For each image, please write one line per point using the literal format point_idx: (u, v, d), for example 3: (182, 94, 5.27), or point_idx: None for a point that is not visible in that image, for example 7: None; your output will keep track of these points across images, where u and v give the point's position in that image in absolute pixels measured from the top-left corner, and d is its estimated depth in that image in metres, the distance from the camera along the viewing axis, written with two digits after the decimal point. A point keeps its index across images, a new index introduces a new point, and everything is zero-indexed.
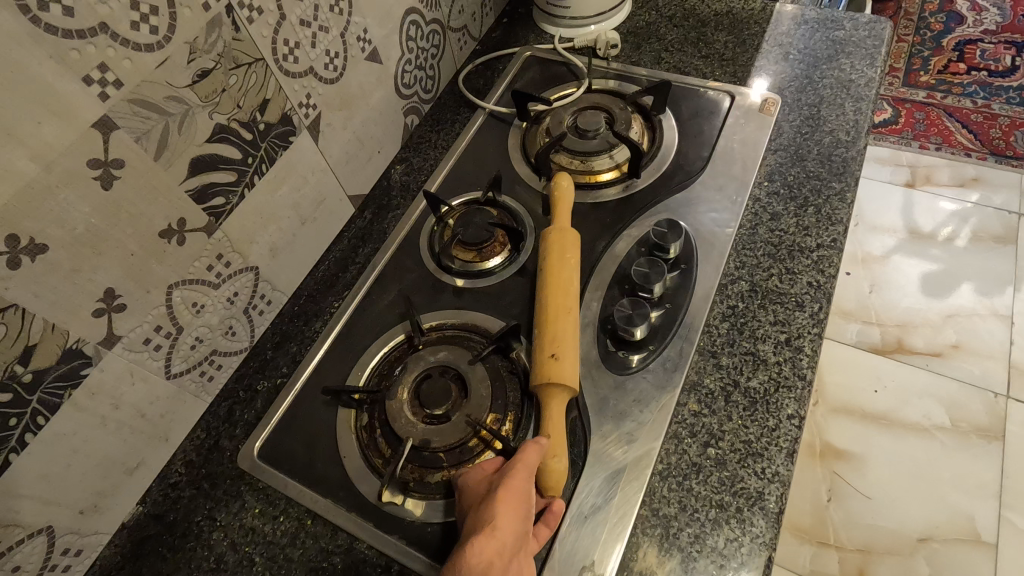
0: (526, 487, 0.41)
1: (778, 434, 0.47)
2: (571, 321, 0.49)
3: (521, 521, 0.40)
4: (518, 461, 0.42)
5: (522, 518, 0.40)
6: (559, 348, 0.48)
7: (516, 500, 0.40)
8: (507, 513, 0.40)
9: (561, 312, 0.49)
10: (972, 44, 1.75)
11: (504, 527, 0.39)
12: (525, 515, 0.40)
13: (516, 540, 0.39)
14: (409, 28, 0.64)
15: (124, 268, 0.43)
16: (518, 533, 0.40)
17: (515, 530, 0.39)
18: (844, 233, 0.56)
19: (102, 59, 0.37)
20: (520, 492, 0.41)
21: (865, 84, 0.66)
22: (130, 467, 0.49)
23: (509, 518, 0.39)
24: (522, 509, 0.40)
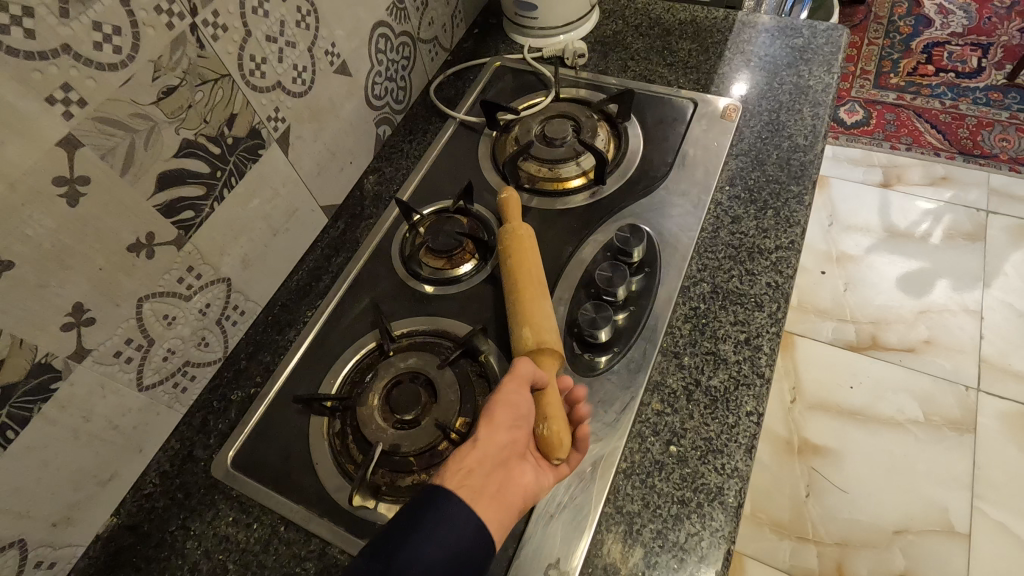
0: (514, 402, 0.43)
1: (737, 430, 0.48)
2: (531, 292, 0.51)
3: (505, 435, 0.41)
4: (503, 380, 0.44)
5: (508, 433, 0.42)
6: (521, 320, 0.50)
7: (504, 418, 0.42)
8: (492, 431, 0.41)
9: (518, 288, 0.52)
10: (939, 47, 1.80)
11: (489, 444, 0.41)
12: (511, 430, 0.42)
13: (500, 451, 0.41)
14: (378, 40, 0.66)
15: (93, 282, 0.44)
16: (503, 449, 0.41)
17: (498, 445, 0.41)
18: (801, 234, 0.58)
19: (65, 79, 0.38)
20: (508, 411, 0.42)
21: (823, 90, 0.69)
22: (104, 479, 0.50)
23: (492, 433, 0.41)
24: (510, 425, 0.42)
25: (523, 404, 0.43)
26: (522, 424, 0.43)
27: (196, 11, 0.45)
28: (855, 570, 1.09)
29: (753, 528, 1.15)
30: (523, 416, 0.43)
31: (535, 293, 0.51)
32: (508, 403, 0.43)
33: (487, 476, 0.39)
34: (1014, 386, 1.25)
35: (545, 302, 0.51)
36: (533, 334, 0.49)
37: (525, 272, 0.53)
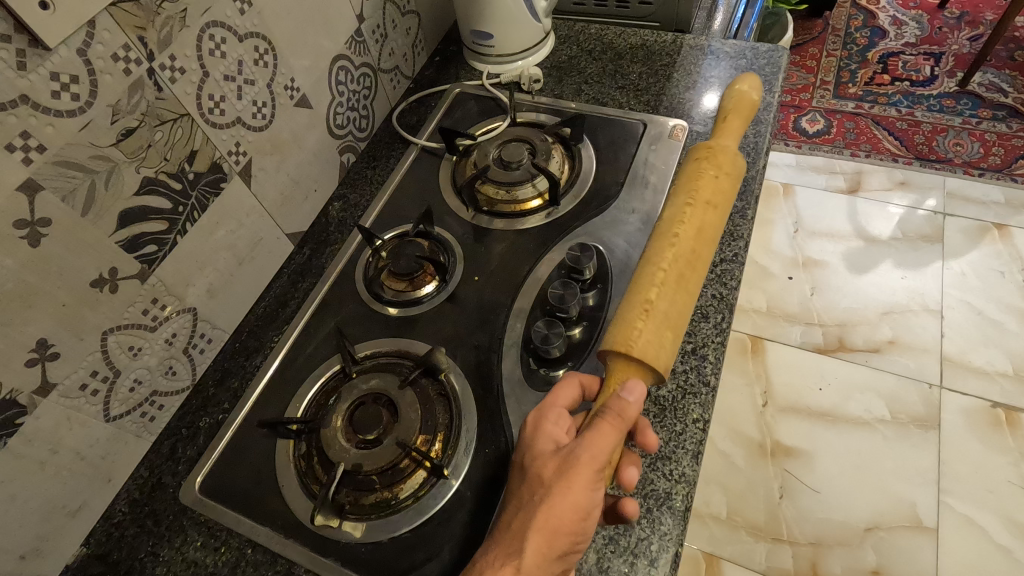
0: (580, 506, 0.41)
1: (684, 437, 0.51)
2: (676, 283, 0.46)
3: (560, 548, 0.41)
4: (574, 479, 0.41)
5: (567, 544, 0.41)
6: (645, 309, 0.45)
7: (565, 526, 0.41)
8: (549, 544, 0.41)
9: (680, 275, 0.47)
10: (894, 57, 1.87)
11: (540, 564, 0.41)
12: (560, 539, 0.41)
13: (554, 564, 0.41)
14: (338, 73, 0.68)
15: (57, 318, 0.46)
16: (555, 561, 0.41)
17: (551, 563, 0.41)
18: (744, 247, 0.61)
19: (24, 127, 0.40)
20: (571, 522, 0.41)
21: (765, 109, 0.72)
22: (73, 510, 0.51)
23: (544, 551, 0.41)
24: (572, 533, 0.41)
25: (578, 508, 0.41)
26: (585, 528, 0.42)
27: (153, 56, 0.47)
28: (828, 569, 1.12)
29: (730, 531, 1.18)
30: (587, 520, 0.42)
31: (677, 283, 0.46)
32: (574, 507, 0.41)
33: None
34: (975, 382, 1.30)
35: (685, 305, 0.46)
36: (648, 339, 0.44)
37: (693, 245, 0.48)
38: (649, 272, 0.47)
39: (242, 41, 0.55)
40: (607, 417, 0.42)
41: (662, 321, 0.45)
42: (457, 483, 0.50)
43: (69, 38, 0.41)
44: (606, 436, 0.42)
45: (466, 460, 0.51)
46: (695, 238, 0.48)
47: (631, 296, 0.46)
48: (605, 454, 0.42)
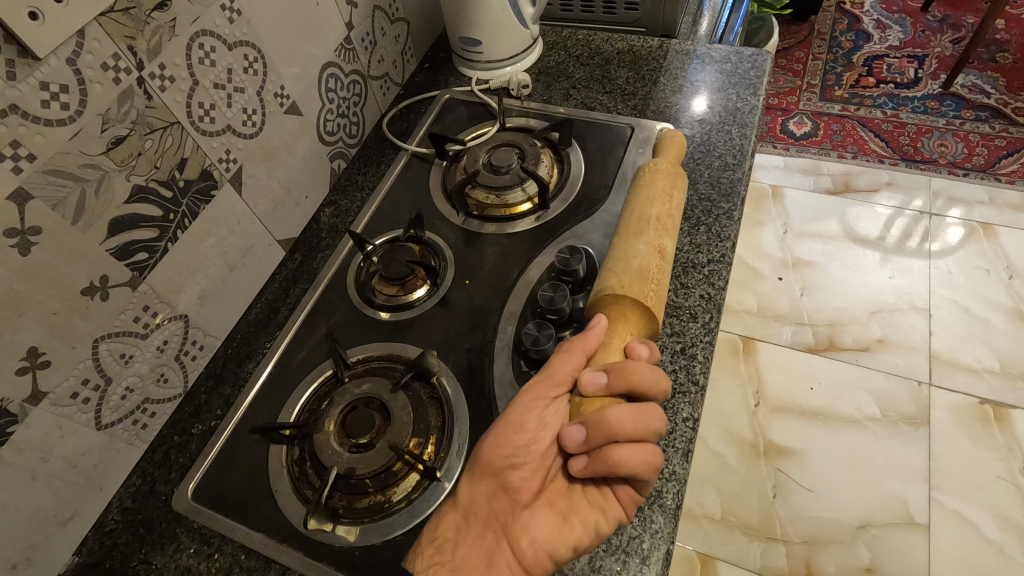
0: (513, 427, 0.46)
1: (673, 436, 0.51)
2: (622, 231, 0.54)
3: (491, 468, 0.45)
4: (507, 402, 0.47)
5: (499, 464, 0.45)
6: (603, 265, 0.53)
7: (492, 445, 0.46)
8: (478, 465, 0.46)
9: (626, 226, 0.54)
10: (878, 60, 1.90)
11: (470, 482, 0.46)
12: (490, 459, 0.45)
13: (491, 484, 0.45)
14: (328, 80, 0.69)
15: (48, 327, 0.46)
16: (489, 480, 0.45)
17: (485, 483, 0.45)
18: (731, 248, 0.62)
19: (15, 136, 0.41)
20: (499, 440, 0.45)
21: (749, 111, 0.73)
22: (64, 519, 0.51)
23: (470, 468, 0.46)
24: (502, 454, 0.45)
25: (515, 427, 0.46)
26: (518, 449, 0.46)
27: (142, 65, 0.47)
28: (822, 567, 1.12)
29: (724, 531, 1.18)
30: (518, 442, 0.46)
31: (625, 234, 0.54)
32: (503, 426, 0.46)
33: (478, 517, 0.45)
34: (963, 379, 1.31)
35: (635, 243, 0.52)
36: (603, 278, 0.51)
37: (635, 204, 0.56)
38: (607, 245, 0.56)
39: (231, 49, 0.55)
40: (565, 344, 0.49)
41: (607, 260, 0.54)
42: (450, 486, 0.50)
43: (58, 48, 0.42)
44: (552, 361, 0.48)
45: (459, 462, 0.51)
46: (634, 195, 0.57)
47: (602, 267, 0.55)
48: (545, 378, 0.47)
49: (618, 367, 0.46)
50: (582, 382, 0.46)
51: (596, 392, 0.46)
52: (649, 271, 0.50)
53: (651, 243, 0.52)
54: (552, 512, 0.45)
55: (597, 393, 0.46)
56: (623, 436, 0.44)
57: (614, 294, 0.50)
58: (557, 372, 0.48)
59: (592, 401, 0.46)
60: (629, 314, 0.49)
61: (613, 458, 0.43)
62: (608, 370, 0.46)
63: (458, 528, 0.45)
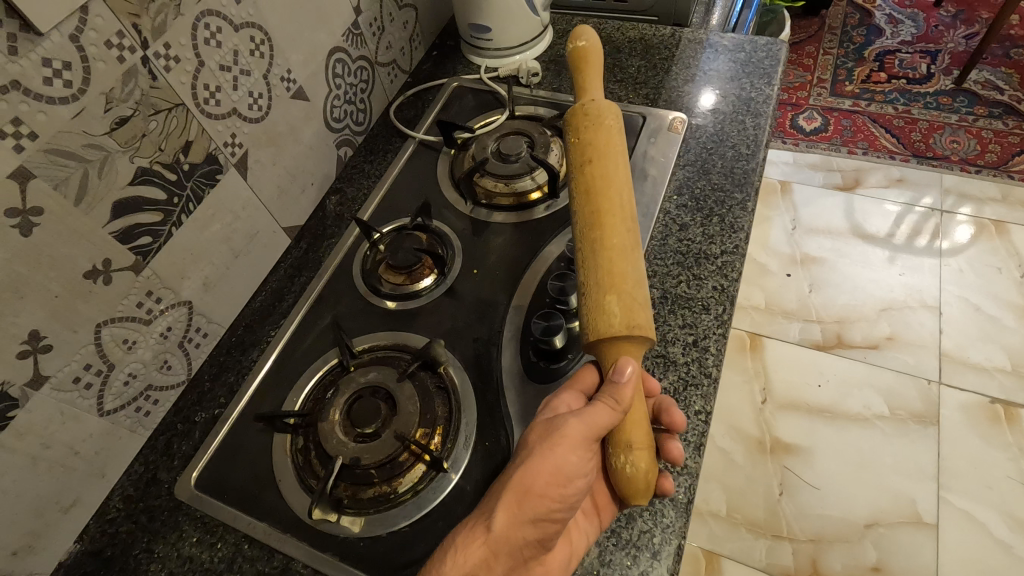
0: (559, 473, 0.42)
1: (686, 429, 0.50)
2: (619, 245, 0.46)
3: (531, 511, 0.41)
4: (559, 444, 0.42)
5: (540, 514, 0.41)
6: (607, 285, 0.44)
7: (539, 494, 0.41)
8: (520, 506, 0.41)
9: (623, 235, 0.46)
10: (890, 55, 1.88)
11: (510, 528, 0.41)
12: (534, 502, 0.41)
13: (527, 531, 0.41)
14: (335, 65, 0.68)
15: (49, 310, 0.45)
16: (526, 529, 0.41)
17: (523, 531, 0.41)
18: (745, 239, 0.61)
19: (16, 113, 0.40)
20: (546, 489, 0.41)
21: (764, 101, 0.72)
22: (65, 506, 0.50)
23: (515, 512, 0.41)
24: (547, 505, 0.41)
25: (563, 469, 0.42)
26: (564, 502, 0.42)
27: (147, 44, 0.46)
28: (828, 565, 1.11)
29: (729, 528, 1.17)
30: (565, 488, 0.42)
31: (625, 244, 0.46)
32: (553, 473, 0.41)
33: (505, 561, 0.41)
34: (973, 378, 1.30)
35: (638, 261, 0.46)
36: (623, 311, 0.44)
37: (616, 187, 0.48)
38: (589, 251, 0.46)
39: (237, 30, 0.54)
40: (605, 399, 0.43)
41: (598, 280, 0.45)
42: (457, 477, 0.49)
43: (61, 24, 0.41)
44: (608, 407, 0.43)
45: (465, 454, 0.50)
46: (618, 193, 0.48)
47: (585, 278, 0.46)
48: (599, 429, 0.43)
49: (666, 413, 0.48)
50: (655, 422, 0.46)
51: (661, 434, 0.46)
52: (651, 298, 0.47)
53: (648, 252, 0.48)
54: (563, 549, 0.44)
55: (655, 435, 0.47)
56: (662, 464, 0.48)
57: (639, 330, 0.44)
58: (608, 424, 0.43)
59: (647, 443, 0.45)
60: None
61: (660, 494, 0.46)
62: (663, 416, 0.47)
63: (488, 566, 0.40)
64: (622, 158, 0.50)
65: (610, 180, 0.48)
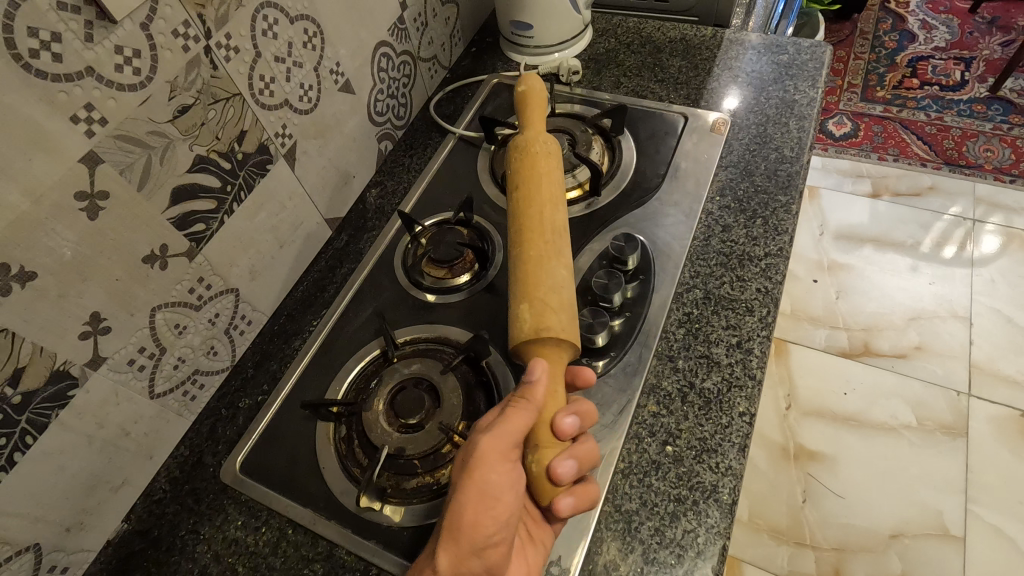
0: (487, 497, 0.41)
1: (730, 430, 0.50)
2: (537, 255, 0.48)
3: (468, 543, 0.40)
4: (479, 467, 0.41)
5: (478, 543, 0.41)
6: (522, 294, 0.47)
7: (471, 523, 0.41)
8: (456, 541, 0.40)
9: (542, 245, 0.49)
10: (924, 61, 1.85)
11: (455, 568, 0.40)
12: (470, 532, 0.40)
13: (471, 561, 0.41)
14: (380, 59, 0.68)
15: (110, 292, 0.46)
16: (470, 560, 0.41)
17: (468, 564, 0.41)
18: (789, 242, 0.60)
19: (88, 99, 0.41)
20: (476, 514, 0.41)
21: (808, 104, 0.71)
22: (116, 485, 0.51)
23: (453, 548, 0.40)
24: (483, 532, 0.41)
25: (490, 492, 0.41)
26: (498, 522, 0.41)
27: (209, 34, 0.47)
28: None
29: (751, 534, 1.16)
30: (497, 509, 0.41)
31: (542, 252, 0.48)
32: (479, 498, 0.41)
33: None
34: (1003, 391, 1.28)
35: (556, 268, 0.48)
36: (533, 316, 0.46)
37: (537, 201, 0.51)
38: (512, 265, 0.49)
39: (293, 22, 0.55)
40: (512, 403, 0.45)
41: (519, 290, 0.47)
42: None
43: (133, 12, 0.42)
44: (515, 414, 0.43)
45: None
46: (545, 211, 0.50)
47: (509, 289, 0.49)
48: (515, 438, 0.42)
49: (580, 409, 0.46)
50: (560, 424, 0.44)
51: (568, 434, 0.44)
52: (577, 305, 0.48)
53: (567, 261, 0.49)
54: (519, 564, 0.43)
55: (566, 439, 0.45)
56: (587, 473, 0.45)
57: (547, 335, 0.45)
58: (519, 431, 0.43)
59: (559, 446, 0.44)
60: (561, 354, 0.47)
61: (592, 494, 0.45)
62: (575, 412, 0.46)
63: None
64: (552, 183, 0.53)
65: (536, 200, 0.51)
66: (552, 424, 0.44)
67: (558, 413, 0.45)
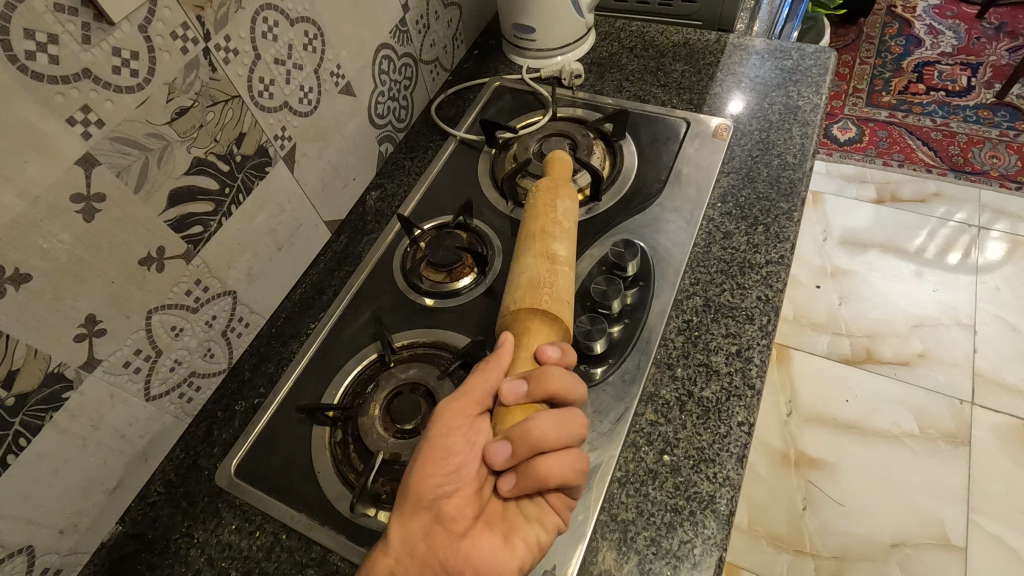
0: (436, 449, 0.41)
1: (728, 440, 0.50)
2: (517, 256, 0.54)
3: (421, 499, 0.40)
4: (430, 424, 0.42)
5: (429, 495, 0.40)
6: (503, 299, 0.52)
7: (418, 475, 0.41)
8: (406, 495, 0.41)
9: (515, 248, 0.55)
10: (930, 66, 1.84)
11: (407, 525, 0.40)
12: (420, 486, 0.40)
13: (424, 520, 0.40)
14: (382, 62, 0.68)
15: (106, 294, 0.46)
16: (422, 516, 0.40)
17: (419, 522, 0.40)
18: (791, 250, 0.60)
19: (85, 101, 0.40)
20: (425, 468, 0.41)
21: (812, 110, 0.71)
22: (110, 487, 0.51)
23: (403, 505, 0.40)
24: (431, 484, 0.40)
25: (439, 443, 0.41)
26: (447, 475, 0.41)
27: (209, 36, 0.47)
28: None
29: (750, 541, 1.16)
30: (447, 465, 0.41)
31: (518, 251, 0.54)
32: (428, 451, 0.41)
33: (416, 562, 0.39)
34: (1007, 399, 1.27)
35: (525, 259, 0.52)
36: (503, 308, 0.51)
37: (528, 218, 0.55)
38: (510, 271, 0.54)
39: (293, 25, 0.55)
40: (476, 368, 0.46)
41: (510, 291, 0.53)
42: None
43: (131, 14, 0.41)
44: (472, 375, 0.45)
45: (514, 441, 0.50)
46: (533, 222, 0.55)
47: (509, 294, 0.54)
48: (468, 392, 0.44)
49: (538, 373, 0.44)
50: (500, 393, 0.44)
51: (516, 402, 0.44)
52: (543, 280, 0.50)
53: (538, 252, 0.52)
54: (490, 533, 0.41)
55: (520, 403, 0.44)
56: (549, 446, 0.42)
57: (510, 313, 0.50)
58: (474, 388, 0.44)
59: (515, 411, 0.43)
60: (532, 325, 0.48)
61: (545, 468, 0.41)
62: (528, 377, 0.44)
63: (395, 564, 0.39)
64: (550, 204, 0.56)
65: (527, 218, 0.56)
66: (500, 393, 0.44)
67: (510, 378, 0.45)
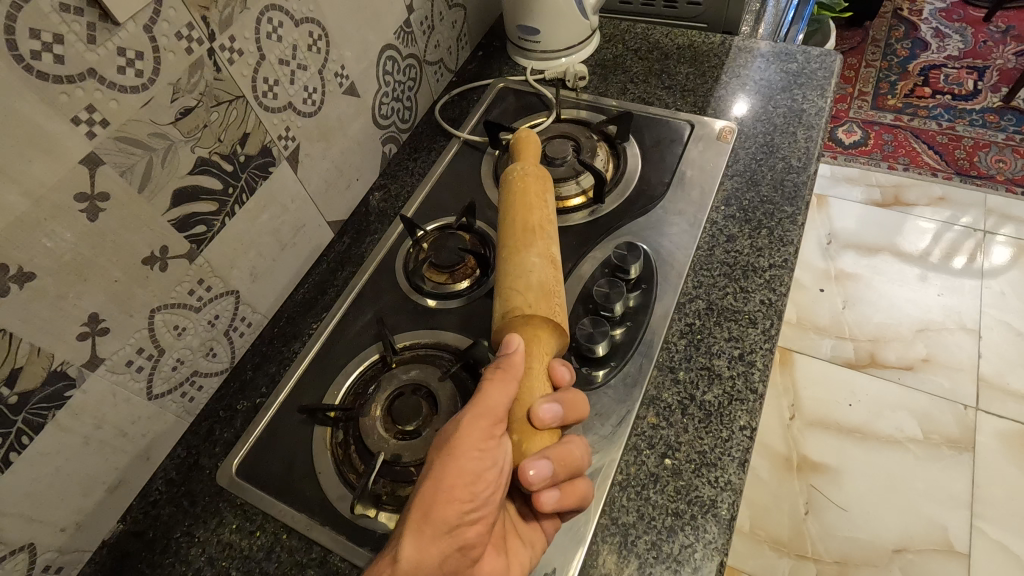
0: (467, 473, 0.39)
1: (731, 444, 0.49)
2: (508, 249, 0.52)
3: (445, 524, 0.38)
4: (457, 444, 0.39)
5: (453, 520, 0.38)
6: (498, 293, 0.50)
7: (444, 498, 0.38)
8: (428, 519, 0.38)
9: (511, 240, 0.53)
10: (936, 69, 1.84)
11: (423, 550, 0.37)
12: (446, 511, 0.38)
13: (444, 545, 0.38)
14: (386, 62, 0.68)
15: (109, 293, 0.46)
16: (443, 542, 0.38)
17: (439, 548, 0.38)
18: (794, 253, 0.59)
19: (90, 101, 0.40)
20: (454, 492, 0.38)
21: (817, 114, 0.71)
22: (112, 486, 0.51)
23: (423, 529, 0.38)
24: (457, 508, 0.38)
25: (469, 466, 0.39)
26: (474, 500, 0.39)
27: (214, 37, 0.47)
28: None
29: (751, 545, 1.15)
30: (476, 490, 0.39)
31: (516, 246, 0.52)
32: (459, 474, 0.39)
33: None
34: (1012, 405, 1.26)
35: (528, 258, 0.51)
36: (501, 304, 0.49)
37: (520, 212, 0.54)
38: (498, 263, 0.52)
39: (298, 25, 0.55)
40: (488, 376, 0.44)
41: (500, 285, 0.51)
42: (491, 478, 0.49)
43: (136, 14, 0.42)
44: (493, 389, 0.42)
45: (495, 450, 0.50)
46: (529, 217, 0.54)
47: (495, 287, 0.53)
48: (495, 410, 0.42)
49: (568, 397, 0.46)
50: (536, 414, 0.44)
51: (549, 423, 0.44)
52: (550, 284, 0.50)
53: (543, 253, 0.51)
54: (497, 556, 0.41)
55: (552, 424, 0.44)
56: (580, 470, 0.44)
57: (516, 315, 0.48)
58: (499, 404, 0.42)
59: (545, 433, 0.44)
60: (541, 332, 0.48)
61: (579, 490, 0.44)
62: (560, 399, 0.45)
63: None
64: (540, 199, 0.56)
65: (517, 211, 0.54)
66: (534, 412, 0.44)
67: (541, 398, 0.45)
